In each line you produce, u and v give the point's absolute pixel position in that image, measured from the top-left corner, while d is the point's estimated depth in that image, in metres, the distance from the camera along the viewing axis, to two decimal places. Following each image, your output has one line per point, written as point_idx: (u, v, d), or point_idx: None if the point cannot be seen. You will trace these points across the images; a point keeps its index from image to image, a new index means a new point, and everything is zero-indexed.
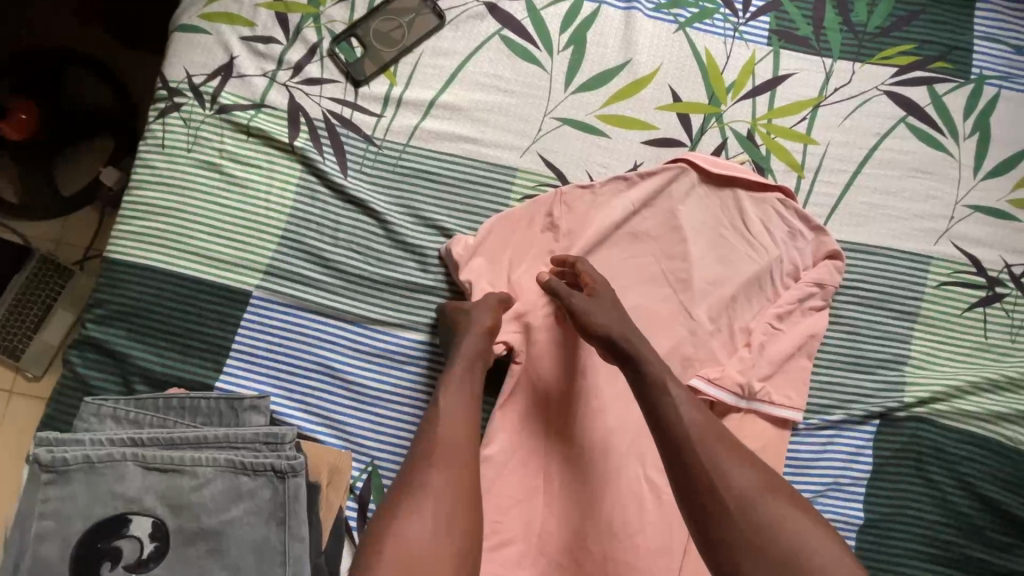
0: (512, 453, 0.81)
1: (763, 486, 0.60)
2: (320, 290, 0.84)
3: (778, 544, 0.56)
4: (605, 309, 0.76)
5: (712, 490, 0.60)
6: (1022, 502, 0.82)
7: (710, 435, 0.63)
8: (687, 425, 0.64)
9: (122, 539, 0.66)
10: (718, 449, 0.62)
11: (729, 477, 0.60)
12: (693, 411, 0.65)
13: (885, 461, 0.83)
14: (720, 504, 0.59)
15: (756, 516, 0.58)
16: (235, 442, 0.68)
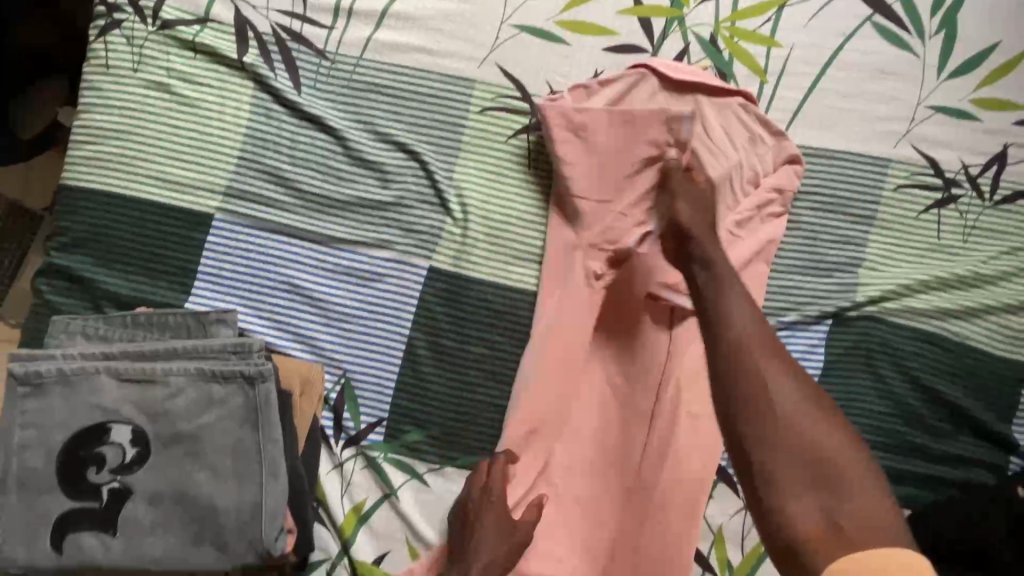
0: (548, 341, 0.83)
1: (813, 403, 0.53)
2: (282, 211, 0.84)
3: (808, 446, 0.51)
4: (698, 207, 0.77)
5: (755, 390, 0.54)
6: (961, 391, 0.87)
7: (759, 343, 0.57)
8: (738, 328, 0.58)
9: (105, 445, 0.69)
10: (768, 355, 0.56)
11: (772, 375, 0.54)
12: (749, 320, 0.59)
13: (837, 359, 0.87)
14: (769, 408, 0.53)
15: (796, 427, 0.52)
16: (204, 352, 0.70)
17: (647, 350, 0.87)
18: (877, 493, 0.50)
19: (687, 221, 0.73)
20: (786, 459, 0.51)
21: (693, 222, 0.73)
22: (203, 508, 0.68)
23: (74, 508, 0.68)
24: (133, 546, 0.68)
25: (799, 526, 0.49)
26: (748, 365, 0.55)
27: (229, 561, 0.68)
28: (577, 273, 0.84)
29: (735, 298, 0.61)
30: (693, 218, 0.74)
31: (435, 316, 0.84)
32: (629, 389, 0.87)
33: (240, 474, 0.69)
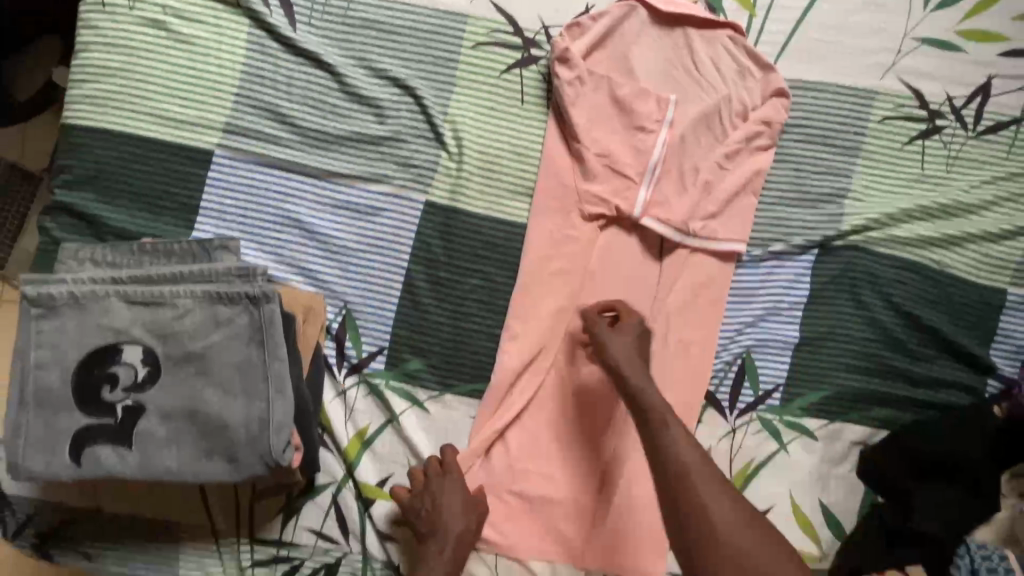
0: (538, 279, 0.87)
1: (744, 521, 0.63)
2: (281, 146, 0.85)
3: (760, 569, 0.60)
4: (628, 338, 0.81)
5: (712, 541, 0.62)
6: (943, 318, 0.90)
7: (703, 479, 0.65)
8: (681, 461, 0.67)
9: (117, 365, 0.72)
10: (713, 486, 0.65)
11: (718, 515, 0.63)
12: (691, 456, 0.67)
13: (822, 287, 0.89)
14: (707, 534, 0.62)
15: (745, 550, 0.61)
16: (209, 276, 0.73)
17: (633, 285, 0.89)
18: None
19: (623, 361, 0.78)
20: (727, 574, 0.61)
21: (623, 357, 0.78)
22: (213, 423, 0.71)
23: (90, 424, 0.71)
24: (148, 460, 0.71)
25: None
26: (705, 536, 0.62)
27: (239, 473, 0.71)
28: (566, 215, 0.87)
29: (673, 427, 0.70)
30: (627, 351, 0.79)
31: (432, 249, 0.87)
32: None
33: (248, 391, 0.72)
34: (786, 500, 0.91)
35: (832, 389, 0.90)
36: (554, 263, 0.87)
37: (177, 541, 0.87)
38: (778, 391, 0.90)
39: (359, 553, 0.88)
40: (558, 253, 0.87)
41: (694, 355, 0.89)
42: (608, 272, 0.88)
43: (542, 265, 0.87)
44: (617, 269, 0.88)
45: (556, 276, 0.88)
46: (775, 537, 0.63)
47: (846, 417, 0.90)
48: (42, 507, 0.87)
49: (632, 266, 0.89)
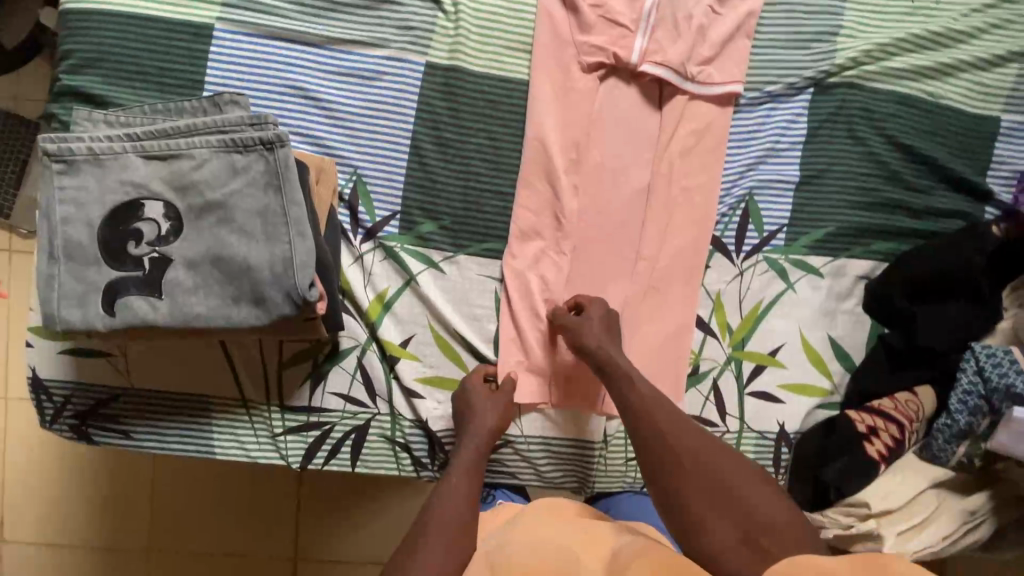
0: (544, 136, 0.89)
1: (707, 447, 0.73)
2: (279, 16, 0.86)
3: (719, 479, 0.71)
4: (595, 330, 0.84)
5: (673, 465, 0.73)
6: (939, 148, 0.92)
7: (659, 412, 0.77)
8: (645, 401, 0.78)
9: (140, 219, 0.74)
10: (673, 419, 0.76)
11: (681, 444, 0.73)
12: (649, 394, 0.79)
13: (818, 126, 0.91)
14: (678, 461, 0.73)
15: (705, 463, 0.72)
16: (222, 126, 0.74)
17: (637, 135, 0.91)
18: (765, 491, 0.70)
19: (593, 343, 0.83)
20: (698, 496, 0.70)
21: (596, 341, 0.83)
22: (239, 266, 0.74)
23: (118, 277, 0.73)
24: (179, 307, 0.74)
25: (726, 548, 0.67)
26: (670, 461, 0.73)
27: (268, 314, 0.74)
28: (565, 70, 0.89)
29: (635, 378, 0.81)
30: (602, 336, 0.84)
31: (436, 110, 0.88)
32: (627, 176, 0.91)
33: (270, 236, 0.74)
34: (797, 337, 0.93)
35: (834, 225, 0.92)
36: (560, 120, 0.89)
37: (210, 414, 0.90)
38: (782, 232, 0.92)
39: (387, 413, 0.91)
40: (562, 109, 0.89)
41: (699, 200, 0.91)
42: (612, 123, 0.91)
43: (549, 123, 0.89)
44: (621, 121, 0.91)
45: (563, 130, 0.89)
46: (728, 456, 0.73)
47: (849, 252, 0.93)
48: (76, 390, 0.89)
49: (635, 117, 0.91)
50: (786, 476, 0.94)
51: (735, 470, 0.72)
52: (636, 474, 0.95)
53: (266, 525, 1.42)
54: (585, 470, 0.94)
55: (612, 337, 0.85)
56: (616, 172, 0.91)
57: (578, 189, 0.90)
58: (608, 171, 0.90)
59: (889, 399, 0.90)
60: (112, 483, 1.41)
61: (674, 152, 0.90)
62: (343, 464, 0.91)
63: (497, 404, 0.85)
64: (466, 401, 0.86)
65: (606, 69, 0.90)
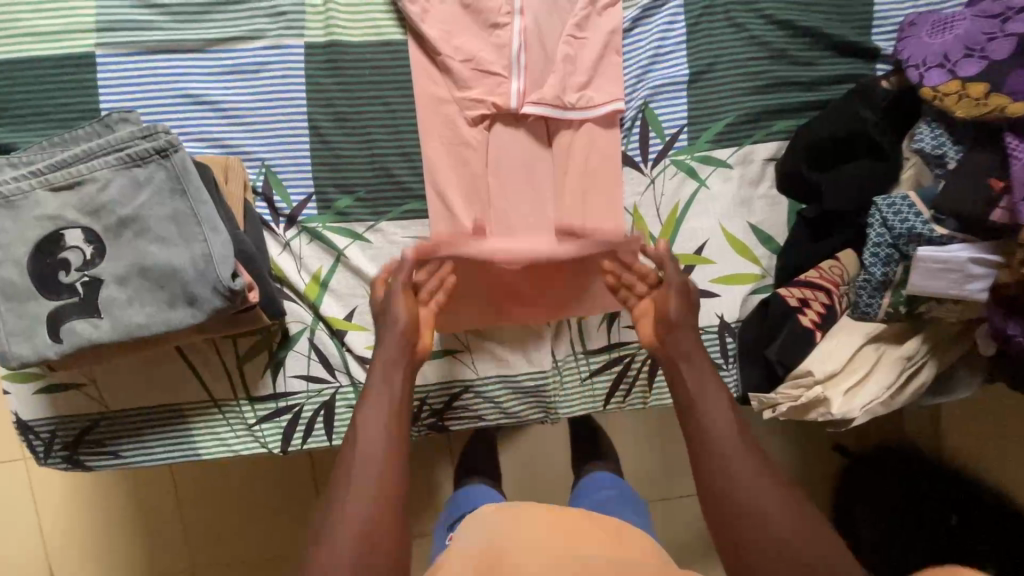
0: (432, 116, 0.92)
1: (783, 498, 0.67)
2: (154, 30, 0.89)
3: (792, 547, 0.64)
4: (683, 304, 0.84)
5: (745, 522, 0.66)
6: (819, 16, 0.93)
7: (736, 454, 0.70)
8: (722, 432, 0.72)
9: (64, 248, 0.78)
10: (739, 460, 0.70)
11: (721, 470, 0.70)
12: (732, 431, 0.72)
13: (696, 22, 0.93)
14: (750, 510, 0.66)
15: (742, 481, 0.68)
16: (115, 144, 0.78)
17: (527, 161, 0.93)
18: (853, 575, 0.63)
19: (676, 316, 0.83)
20: (770, 554, 0.64)
21: (683, 321, 0.83)
22: (164, 272, 0.78)
23: (58, 305, 0.78)
24: (119, 321, 0.78)
25: None
26: (721, 484, 0.69)
27: (203, 311, 0.79)
28: (443, 18, 0.91)
29: (715, 403, 0.75)
30: (694, 349, 0.81)
31: (327, 88, 0.91)
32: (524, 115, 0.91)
33: (186, 237, 0.78)
34: (717, 231, 0.97)
35: (732, 115, 0.94)
36: (450, 164, 0.92)
37: (187, 421, 0.95)
38: (683, 133, 0.94)
39: (349, 385, 0.96)
40: (450, 154, 0.92)
41: (597, 221, 0.93)
42: (505, 152, 0.92)
43: (439, 169, 0.92)
44: (508, 164, 0.92)
45: (441, 130, 0.92)
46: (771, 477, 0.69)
47: (752, 139, 0.95)
48: (58, 425, 0.95)
49: (522, 152, 0.93)
50: (736, 362, 0.99)
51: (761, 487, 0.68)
52: (594, 393, 0.98)
53: (286, 525, 1.50)
54: (544, 398, 0.98)
55: (682, 305, 0.84)
56: (517, 206, 0.93)
57: (467, 206, 0.92)
58: (507, 215, 0.93)
59: (815, 270, 0.93)
60: (143, 522, 1.48)
61: (567, 78, 0.91)
62: (320, 440, 0.97)
63: (394, 343, 0.82)
64: (381, 318, 0.84)
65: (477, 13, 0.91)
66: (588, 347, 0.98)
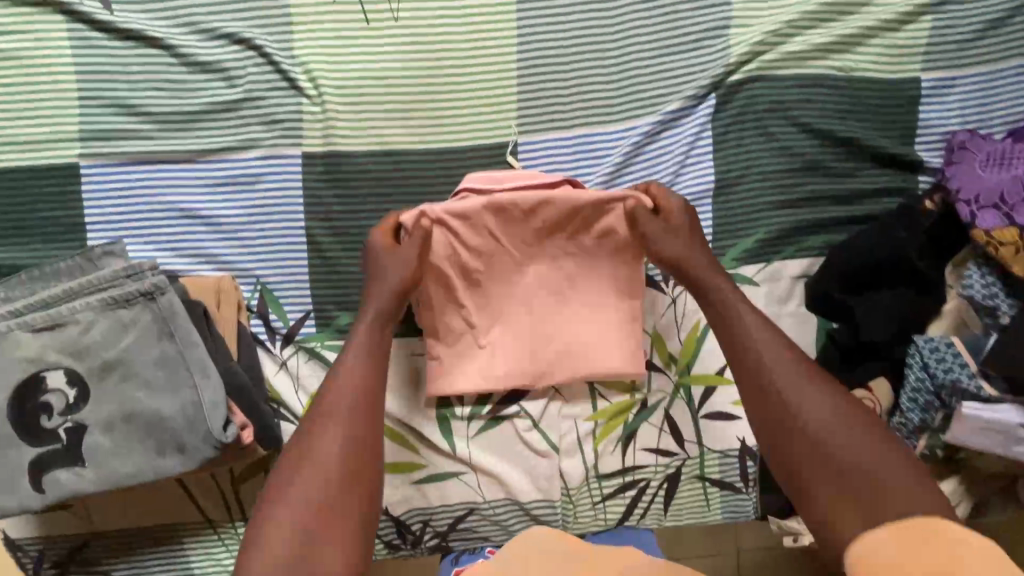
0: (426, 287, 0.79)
1: (842, 418, 0.62)
2: (141, 138, 0.83)
3: (843, 458, 0.60)
4: (675, 237, 0.77)
5: (790, 428, 0.63)
6: (859, 125, 0.86)
7: (795, 387, 0.64)
8: (772, 355, 0.66)
9: (45, 391, 0.73)
10: (792, 376, 0.64)
11: (834, 420, 0.61)
12: (773, 343, 0.67)
13: (725, 132, 0.86)
14: (795, 423, 0.63)
15: (847, 447, 0.60)
16: (99, 284, 0.73)
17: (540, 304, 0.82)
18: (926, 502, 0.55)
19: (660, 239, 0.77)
20: (826, 479, 0.60)
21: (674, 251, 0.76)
22: (152, 419, 0.73)
23: (40, 454, 0.73)
24: (104, 470, 0.74)
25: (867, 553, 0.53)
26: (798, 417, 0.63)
27: (194, 459, 0.74)
28: (450, 128, 0.85)
29: (747, 317, 0.69)
30: (682, 250, 0.76)
31: (326, 199, 0.85)
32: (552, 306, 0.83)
33: (175, 382, 0.74)
34: None
35: (762, 230, 0.88)
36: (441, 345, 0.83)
37: (181, 540, 0.91)
38: (708, 248, 0.88)
39: None
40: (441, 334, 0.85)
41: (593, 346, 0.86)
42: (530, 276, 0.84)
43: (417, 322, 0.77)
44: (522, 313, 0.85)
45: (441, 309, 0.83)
46: (837, 391, 0.64)
47: (782, 254, 0.88)
48: (48, 544, 0.91)
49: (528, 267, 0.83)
50: (756, 487, 0.93)
51: (820, 402, 0.63)
52: (606, 516, 0.92)
53: None
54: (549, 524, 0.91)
55: (697, 242, 0.77)
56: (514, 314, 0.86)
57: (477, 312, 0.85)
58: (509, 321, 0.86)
59: None
60: None
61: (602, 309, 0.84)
62: None
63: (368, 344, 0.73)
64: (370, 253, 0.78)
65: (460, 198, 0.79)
66: (600, 471, 0.91)
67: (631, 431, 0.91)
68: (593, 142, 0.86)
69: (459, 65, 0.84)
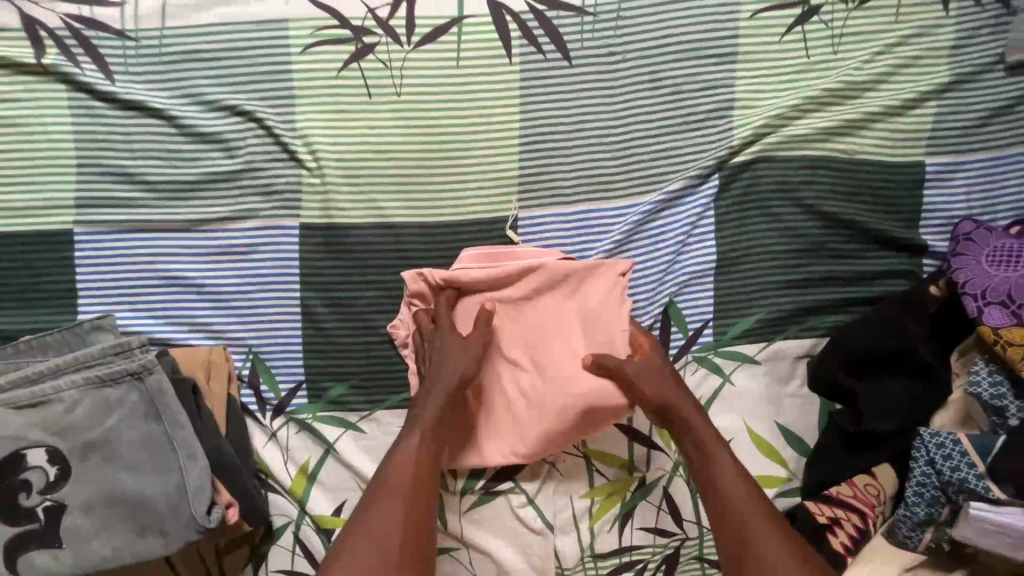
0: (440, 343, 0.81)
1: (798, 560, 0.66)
2: (138, 207, 0.82)
3: None
4: (656, 372, 0.79)
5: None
6: (863, 208, 0.85)
7: (761, 531, 0.69)
8: (733, 491, 0.72)
9: (24, 470, 0.71)
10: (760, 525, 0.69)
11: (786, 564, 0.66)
12: (738, 481, 0.73)
13: (729, 211, 0.85)
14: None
15: None
16: (86, 362, 0.71)
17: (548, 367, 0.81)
18: None
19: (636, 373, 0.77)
20: None
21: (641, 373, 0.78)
22: (134, 502, 0.71)
23: (14, 536, 0.71)
24: (81, 554, 0.71)
25: None
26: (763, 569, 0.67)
27: (175, 544, 0.72)
28: (451, 202, 0.84)
29: (721, 464, 0.74)
30: (668, 393, 0.78)
31: (323, 272, 0.84)
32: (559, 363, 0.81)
33: (159, 463, 0.72)
34: (743, 431, 0.88)
35: (763, 310, 0.86)
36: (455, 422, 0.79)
37: None
38: (709, 326, 0.87)
39: None
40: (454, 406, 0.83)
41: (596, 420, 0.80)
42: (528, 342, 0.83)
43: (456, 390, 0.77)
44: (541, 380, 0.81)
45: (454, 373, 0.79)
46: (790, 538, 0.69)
47: (784, 333, 0.87)
48: None
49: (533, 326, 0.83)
50: None
51: (784, 554, 0.67)
52: None
53: None
54: None
55: (688, 400, 0.78)
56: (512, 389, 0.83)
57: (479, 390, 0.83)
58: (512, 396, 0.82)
59: (848, 485, 0.85)
60: None
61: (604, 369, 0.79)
62: None
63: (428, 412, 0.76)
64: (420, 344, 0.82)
65: (456, 272, 0.82)
66: (596, 551, 0.88)
67: (628, 510, 0.89)
68: (595, 219, 0.85)
69: (461, 142, 0.84)
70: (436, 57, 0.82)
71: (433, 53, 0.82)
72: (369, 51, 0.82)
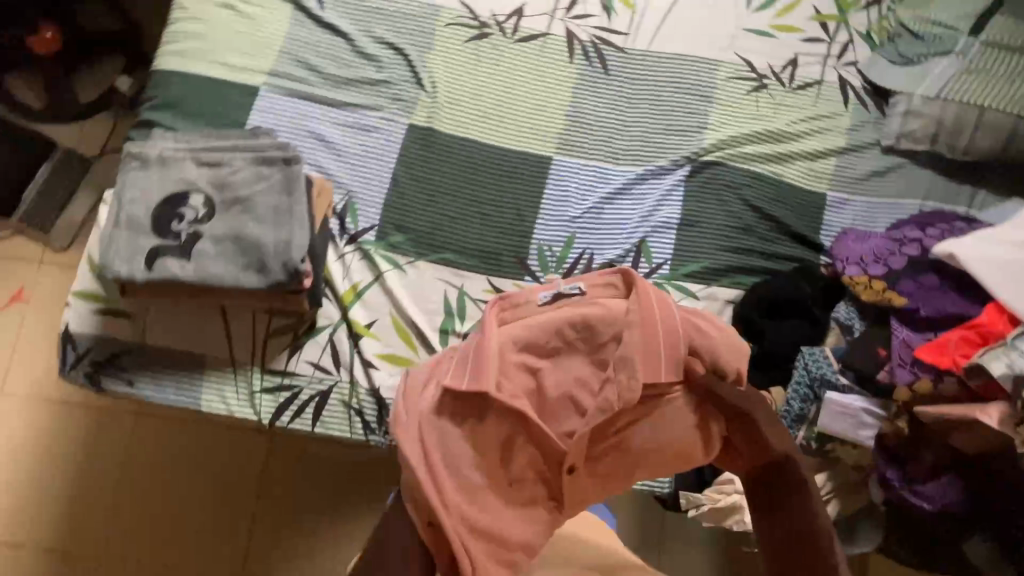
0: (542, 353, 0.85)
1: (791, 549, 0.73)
2: (308, 84, 1.22)
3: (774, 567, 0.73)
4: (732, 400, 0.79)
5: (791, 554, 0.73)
6: (783, 210, 1.25)
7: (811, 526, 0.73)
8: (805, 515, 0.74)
9: (186, 204, 1.02)
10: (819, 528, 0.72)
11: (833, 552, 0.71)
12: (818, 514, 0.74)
13: (693, 191, 1.25)
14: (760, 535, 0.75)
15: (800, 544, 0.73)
16: (256, 147, 1.06)
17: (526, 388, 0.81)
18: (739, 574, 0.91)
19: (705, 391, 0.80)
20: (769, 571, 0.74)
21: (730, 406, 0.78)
22: (251, 242, 1.00)
23: (161, 244, 0.99)
24: (201, 267, 0.99)
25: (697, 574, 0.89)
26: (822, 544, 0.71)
27: (268, 278, 1.00)
28: (510, 137, 1.24)
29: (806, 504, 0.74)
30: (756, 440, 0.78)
31: (413, 156, 1.21)
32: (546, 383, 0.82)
33: (279, 223, 1.02)
34: None
35: (707, 261, 1.21)
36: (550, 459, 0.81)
37: (205, 372, 1.11)
38: (668, 263, 1.21)
39: (347, 382, 1.12)
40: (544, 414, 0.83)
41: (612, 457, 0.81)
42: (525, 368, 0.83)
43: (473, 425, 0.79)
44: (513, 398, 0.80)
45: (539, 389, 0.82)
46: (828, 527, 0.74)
47: (719, 281, 1.20)
48: (98, 344, 1.10)
49: (559, 383, 0.82)
50: None
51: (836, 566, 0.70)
52: None
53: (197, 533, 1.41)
54: None
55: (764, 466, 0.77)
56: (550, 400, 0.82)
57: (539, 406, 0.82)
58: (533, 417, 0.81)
59: None
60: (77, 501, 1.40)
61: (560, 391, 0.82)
62: (303, 423, 1.10)
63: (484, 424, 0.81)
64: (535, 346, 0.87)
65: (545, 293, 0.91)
66: None
67: None
68: (603, 174, 1.25)
69: (527, 102, 1.26)
70: (526, 51, 1.28)
71: (524, 48, 1.29)
72: (485, 36, 1.28)
